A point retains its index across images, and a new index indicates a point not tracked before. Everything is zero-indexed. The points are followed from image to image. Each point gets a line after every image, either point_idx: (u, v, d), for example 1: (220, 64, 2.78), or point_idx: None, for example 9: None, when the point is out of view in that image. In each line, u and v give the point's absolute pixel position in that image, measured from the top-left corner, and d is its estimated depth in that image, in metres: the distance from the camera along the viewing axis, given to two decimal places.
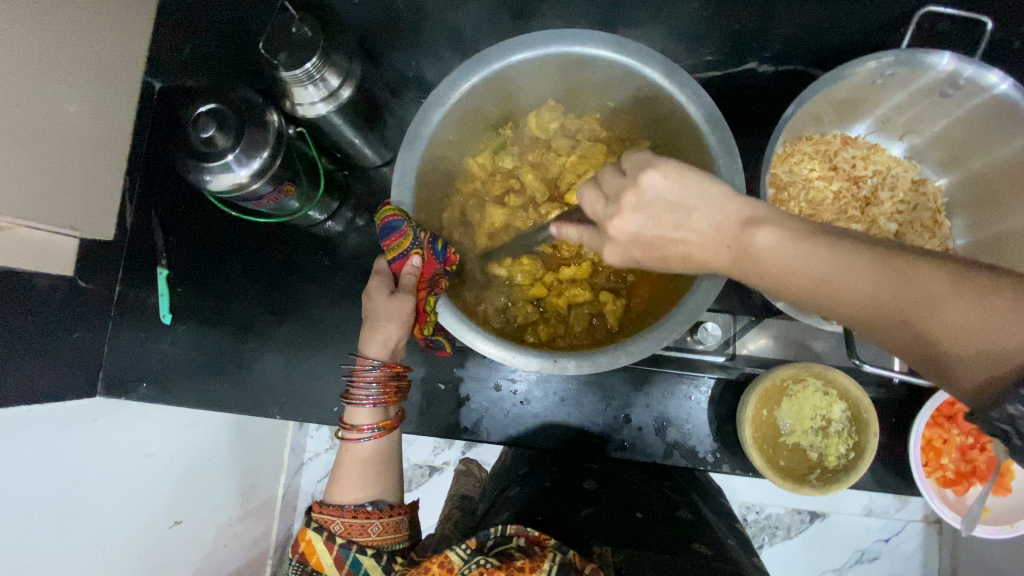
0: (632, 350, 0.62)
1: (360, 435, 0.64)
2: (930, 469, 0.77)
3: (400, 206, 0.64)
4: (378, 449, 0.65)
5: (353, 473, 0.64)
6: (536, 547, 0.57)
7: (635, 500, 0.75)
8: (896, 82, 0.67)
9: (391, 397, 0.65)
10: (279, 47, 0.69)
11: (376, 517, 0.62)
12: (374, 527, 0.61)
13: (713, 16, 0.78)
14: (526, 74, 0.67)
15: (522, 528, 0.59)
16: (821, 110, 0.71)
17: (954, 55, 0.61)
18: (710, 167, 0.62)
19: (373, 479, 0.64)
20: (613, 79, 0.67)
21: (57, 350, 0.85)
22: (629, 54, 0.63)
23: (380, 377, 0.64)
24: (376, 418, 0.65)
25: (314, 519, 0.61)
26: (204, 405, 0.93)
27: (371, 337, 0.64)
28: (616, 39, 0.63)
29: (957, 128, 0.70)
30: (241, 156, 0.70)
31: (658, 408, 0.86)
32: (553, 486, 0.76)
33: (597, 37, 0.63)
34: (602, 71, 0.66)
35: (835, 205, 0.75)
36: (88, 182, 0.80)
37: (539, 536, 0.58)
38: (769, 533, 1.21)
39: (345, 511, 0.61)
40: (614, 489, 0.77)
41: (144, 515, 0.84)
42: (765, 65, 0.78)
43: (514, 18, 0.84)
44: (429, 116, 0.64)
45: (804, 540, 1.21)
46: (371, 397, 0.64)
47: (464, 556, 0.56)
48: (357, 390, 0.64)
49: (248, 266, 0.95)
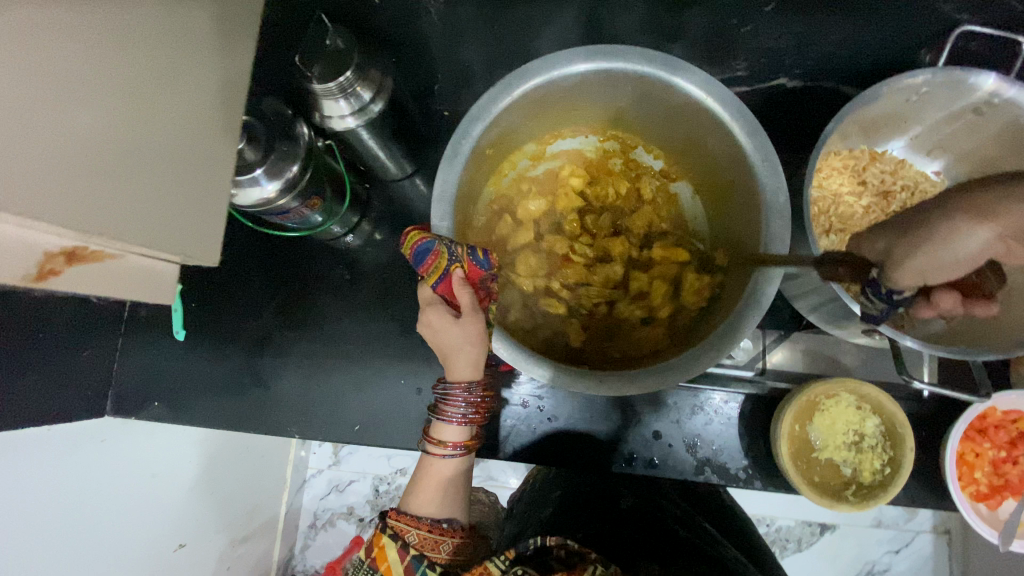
0: (676, 370, 0.61)
1: (445, 452, 0.62)
2: (964, 483, 0.77)
3: (436, 230, 0.61)
4: (458, 469, 0.63)
5: (432, 489, 0.62)
6: (576, 556, 0.57)
7: (669, 517, 0.78)
8: (933, 100, 0.67)
9: (480, 419, 0.62)
10: (313, 60, 0.68)
11: (448, 536, 0.60)
12: (446, 545, 0.59)
13: (749, 32, 0.79)
14: (567, 89, 0.67)
15: (560, 538, 0.59)
16: (856, 127, 0.72)
17: (998, 76, 0.62)
18: (758, 188, 0.62)
19: (449, 498, 0.62)
20: (654, 96, 0.67)
21: (66, 367, 0.81)
22: (676, 72, 0.63)
23: (474, 399, 0.61)
24: (463, 437, 0.63)
25: (389, 525, 0.59)
26: (218, 424, 0.90)
27: (455, 362, 0.61)
28: (661, 56, 0.63)
29: (990, 146, 0.71)
30: (270, 172, 0.68)
31: (688, 425, 0.85)
32: (592, 507, 0.79)
33: (644, 54, 0.63)
34: (643, 87, 0.66)
35: (865, 220, 0.77)
36: (169, 187, 0.55)
37: (578, 547, 0.58)
38: (780, 546, 1.20)
39: (421, 523, 0.59)
40: (649, 506, 0.81)
41: (146, 540, 0.81)
42: (795, 81, 0.78)
43: (548, 34, 0.84)
44: (470, 131, 0.63)
45: (814, 553, 1.20)
46: (460, 416, 0.61)
47: (501, 566, 0.56)
48: (448, 407, 0.62)
49: (266, 278, 0.92)
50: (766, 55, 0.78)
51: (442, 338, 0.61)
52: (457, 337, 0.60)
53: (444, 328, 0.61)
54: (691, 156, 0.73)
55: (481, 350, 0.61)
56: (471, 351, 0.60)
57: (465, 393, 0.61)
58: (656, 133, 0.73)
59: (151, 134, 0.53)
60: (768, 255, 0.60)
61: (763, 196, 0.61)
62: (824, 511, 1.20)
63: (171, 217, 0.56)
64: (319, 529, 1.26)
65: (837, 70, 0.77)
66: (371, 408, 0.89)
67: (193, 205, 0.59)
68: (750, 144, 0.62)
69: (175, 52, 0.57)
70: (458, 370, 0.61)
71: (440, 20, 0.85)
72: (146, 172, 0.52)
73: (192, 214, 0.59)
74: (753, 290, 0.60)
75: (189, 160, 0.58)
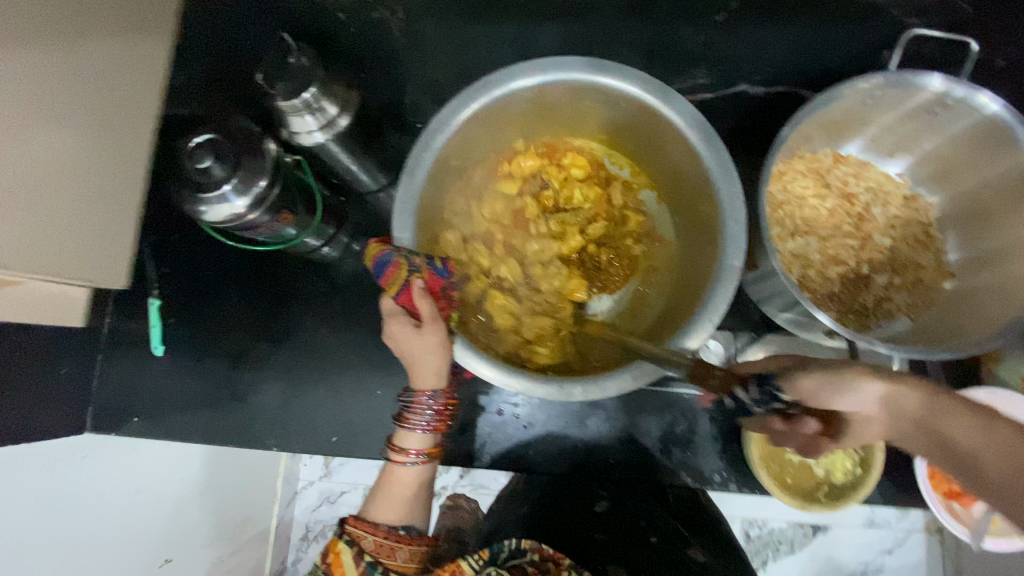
0: (554, 387, 0.61)
1: (407, 459, 0.62)
2: (937, 483, 0.77)
3: (397, 242, 0.62)
4: (420, 477, 0.64)
5: (393, 495, 0.63)
6: (551, 562, 0.60)
7: (638, 522, 0.83)
8: (886, 102, 0.69)
9: (444, 424, 0.63)
10: (276, 77, 0.69)
11: (405, 543, 0.60)
12: (401, 553, 0.60)
13: (706, 40, 0.80)
14: (554, 95, 0.68)
15: (536, 543, 0.60)
16: (815, 131, 0.73)
17: (944, 77, 0.63)
18: (715, 194, 0.63)
19: (410, 505, 0.63)
20: (635, 115, 0.68)
21: (44, 385, 0.81)
22: (653, 94, 0.64)
23: (439, 407, 0.63)
24: (425, 444, 0.64)
25: (346, 531, 0.59)
26: (197, 438, 0.90)
27: (418, 369, 0.62)
28: (644, 79, 0.64)
29: (945, 146, 0.72)
30: (238, 187, 0.69)
31: (662, 429, 0.85)
32: (569, 512, 0.84)
33: (628, 74, 0.65)
34: (623, 104, 0.67)
35: (829, 222, 0.78)
36: (100, 222, 0.77)
37: (552, 553, 0.60)
38: (772, 548, 1.20)
39: (378, 529, 0.60)
40: (622, 500, 0.85)
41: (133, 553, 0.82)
42: (756, 87, 0.79)
43: (511, 45, 0.85)
44: (430, 143, 0.65)
45: (807, 555, 1.19)
46: (425, 423, 0.63)
47: (475, 566, 0.58)
48: (412, 415, 0.63)
49: (243, 291, 0.92)
50: (723, 62, 0.79)
51: (405, 348, 0.63)
52: (420, 347, 0.62)
53: (407, 338, 0.62)
54: (655, 166, 0.74)
55: (443, 357, 0.62)
56: (436, 359, 0.62)
57: (428, 400, 0.62)
58: (642, 156, 0.74)
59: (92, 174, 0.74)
60: (725, 267, 0.61)
61: (720, 201, 0.62)
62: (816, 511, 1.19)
63: (88, 246, 0.76)
64: (310, 541, 1.25)
65: (797, 74, 0.79)
66: (350, 420, 0.90)
67: (112, 236, 0.79)
68: (705, 152, 0.63)
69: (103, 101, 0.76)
70: (422, 378, 0.62)
71: (404, 35, 0.86)
72: (86, 202, 0.73)
73: (110, 244, 0.78)
74: (710, 291, 0.61)
75: (117, 195, 0.79)
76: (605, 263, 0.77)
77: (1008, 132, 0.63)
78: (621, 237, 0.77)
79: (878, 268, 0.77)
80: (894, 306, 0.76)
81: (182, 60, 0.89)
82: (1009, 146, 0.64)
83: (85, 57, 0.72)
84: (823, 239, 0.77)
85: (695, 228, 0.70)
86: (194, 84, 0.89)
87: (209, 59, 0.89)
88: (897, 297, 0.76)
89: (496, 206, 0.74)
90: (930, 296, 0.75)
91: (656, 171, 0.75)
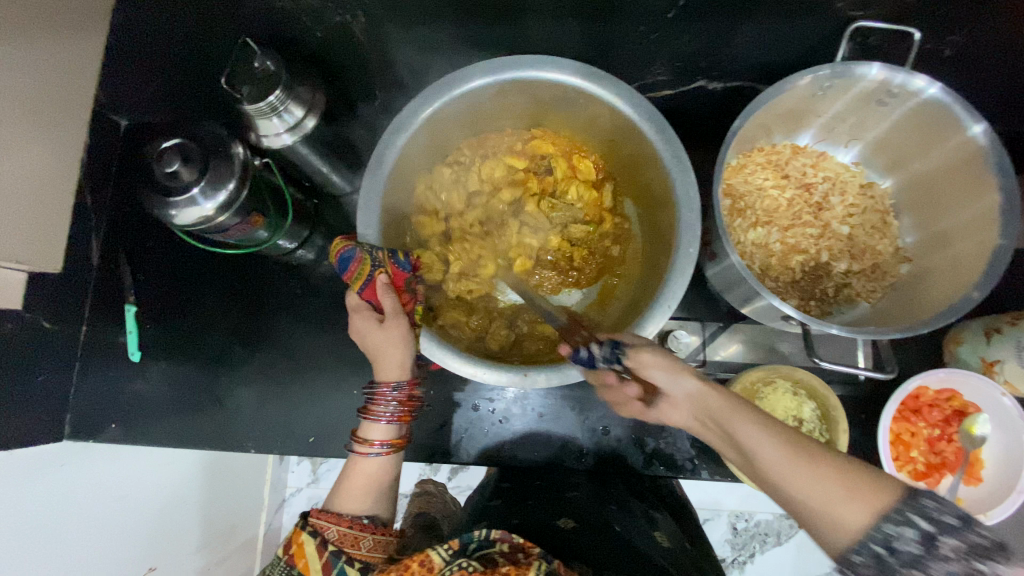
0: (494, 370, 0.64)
1: (370, 450, 0.64)
2: (901, 463, 0.79)
3: (361, 237, 0.64)
4: (384, 468, 0.65)
5: (358, 486, 0.64)
6: (521, 552, 0.56)
7: (611, 519, 0.73)
8: (835, 92, 0.71)
9: (407, 417, 0.65)
10: (242, 81, 0.71)
11: (369, 532, 0.61)
12: (366, 541, 0.60)
13: (661, 38, 0.83)
14: (545, 88, 0.69)
15: (505, 533, 0.58)
16: (769, 123, 0.75)
17: (882, 65, 0.66)
18: (670, 184, 0.65)
19: (374, 495, 0.64)
20: (605, 115, 0.70)
21: (20, 394, 0.81)
22: (621, 95, 0.66)
23: (402, 398, 0.64)
24: (388, 435, 0.66)
25: (309, 524, 0.59)
26: (178, 443, 0.90)
27: (381, 362, 0.64)
28: (613, 82, 0.66)
29: (896, 132, 0.75)
30: (207, 190, 0.70)
31: (635, 420, 0.87)
32: (537, 505, 0.75)
33: (599, 77, 0.67)
34: (592, 104, 0.69)
35: (789, 212, 0.79)
36: (44, 207, 0.77)
37: (522, 543, 0.57)
38: (759, 541, 1.10)
39: (342, 520, 0.60)
40: (597, 494, 0.79)
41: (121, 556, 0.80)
42: (714, 83, 0.84)
43: (474, 47, 0.87)
44: (392, 141, 0.67)
45: (794, 547, 1.10)
46: (389, 415, 0.64)
47: (445, 557, 0.55)
48: (376, 407, 0.64)
49: (218, 296, 0.93)
50: (680, 61, 0.83)
51: (368, 341, 0.65)
52: (381, 340, 0.64)
53: (369, 332, 0.64)
54: (624, 163, 0.76)
55: (406, 351, 0.64)
56: (398, 352, 0.64)
57: (391, 392, 0.64)
58: (620, 155, 0.75)
59: (52, 171, 0.78)
60: (674, 271, 0.63)
61: (675, 190, 0.65)
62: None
63: (39, 226, 0.77)
64: None
65: (752, 68, 0.83)
66: (328, 420, 0.91)
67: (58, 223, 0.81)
68: (659, 145, 0.65)
69: (55, 96, 0.77)
70: (387, 371, 0.64)
71: (368, 38, 0.87)
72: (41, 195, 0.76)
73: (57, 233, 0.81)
74: (666, 281, 0.64)
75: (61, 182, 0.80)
76: (582, 260, 0.77)
77: (949, 113, 0.66)
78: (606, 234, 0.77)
79: (838, 255, 0.79)
80: (853, 291, 0.78)
81: (136, 56, 0.89)
82: (953, 127, 0.67)
83: (50, 65, 0.76)
84: (783, 228, 0.79)
85: (660, 226, 0.71)
86: (163, 91, 0.91)
87: (165, 58, 0.90)
88: (857, 283, 0.78)
89: (486, 175, 0.76)
90: (887, 280, 0.78)
91: (622, 167, 0.77)
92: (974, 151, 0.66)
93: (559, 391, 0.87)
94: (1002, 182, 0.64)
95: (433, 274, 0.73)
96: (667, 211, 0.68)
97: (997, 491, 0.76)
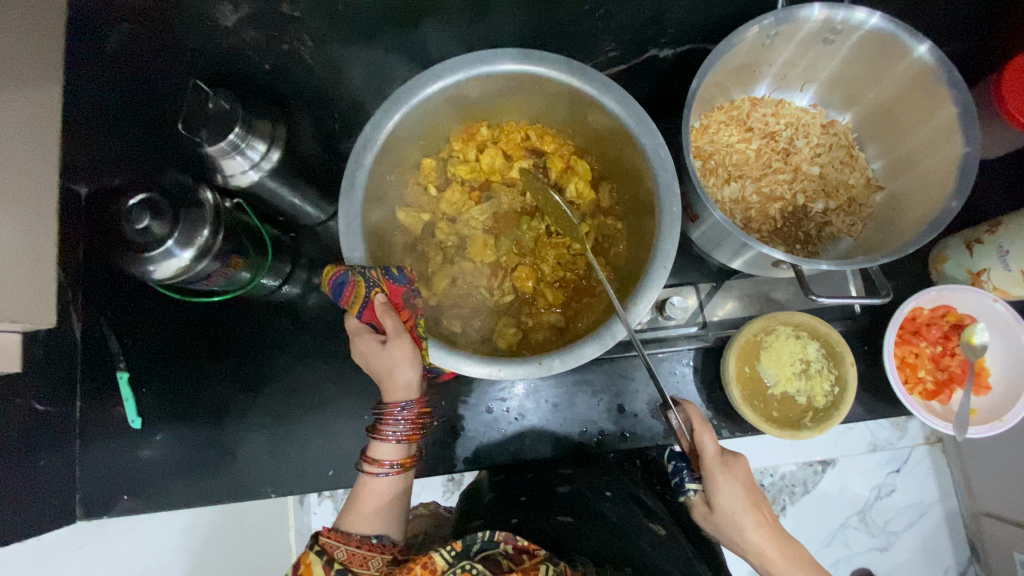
0: (507, 365, 0.64)
1: (380, 470, 0.63)
2: (910, 385, 0.80)
3: (349, 260, 0.64)
4: (394, 487, 0.64)
5: (369, 508, 0.63)
6: (524, 554, 0.55)
7: (605, 495, 0.76)
8: (782, 39, 0.73)
9: (416, 436, 0.64)
10: (198, 126, 0.71)
11: (377, 552, 0.59)
12: (375, 561, 0.58)
13: (606, 13, 0.85)
14: (508, 82, 0.70)
15: (509, 534, 0.56)
16: (724, 80, 0.77)
17: (822, 5, 0.68)
18: (640, 149, 0.66)
19: (384, 515, 0.63)
20: (564, 97, 0.71)
21: (22, 481, 0.78)
22: (574, 73, 0.67)
23: (411, 417, 0.64)
24: (398, 454, 0.65)
25: (318, 542, 0.57)
26: (194, 502, 0.88)
27: (387, 381, 0.64)
28: (563, 60, 0.67)
29: (847, 67, 0.77)
30: (182, 241, 0.69)
31: (648, 392, 0.87)
32: (530, 503, 0.74)
33: (551, 59, 0.67)
34: (550, 88, 0.70)
35: (759, 162, 0.81)
36: None
37: (526, 544, 0.56)
38: (787, 494, 1.06)
39: (351, 539, 0.58)
40: (587, 489, 0.76)
41: None
42: (663, 50, 0.86)
43: (425, 52, 0.88)
44: (362, 159, 0.66)
45: (821, 493, 1.06)
46: (397, 434, 0.63)
47: (448, 559, 0.53)
48: (385, 426, 0.64)
49: (211, 347, 0.91)
50: (627, 33, 0.85)
51: (374, 363, 0.65)
52: (385, 359, 0.64)
53: (374, 353, 0.65)
54: (595, 145, 0.77)
55: (412, 370, 0.64)
56: (403, 371, 0.64)
57: (401, 410, 0.64)
58: (589, 134, 0.76)
59: None
60: (660, 237, 0.64)
61: (646, 154, 0.66)
62: (822, 444, 1.06)
63: None
64: None
65: (699, 29, 0.85)
66: (344, 451, 0.89)
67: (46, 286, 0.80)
68: (621, 112, 0.66)
69: None
70: (394, 391, 0.64)
71: (317, 62, 0.88)
72: None
73: None
74: (656, 245, 0.65)
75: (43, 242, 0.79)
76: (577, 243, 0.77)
77: (893, 39, 0.68)
78: (601, 215, 0.78)
79: (813, 196, 0.80)
80: (835, 228, 0.80)
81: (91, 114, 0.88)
82: (899, 50, 0.69)
83: None
84: (756, 179, 0.80)
85: (641, 196, 0.71)
86: (119, 152, 0.89)
87: (114, 117, 0.88)
88: (837, 220, 0.80)
89: (467, 172, 0.77)
90: (866, 212, 0.80)
91: (588, 145, 0.78)
92: (923, 70, 0.68)
93: (568, 377, 0.88)
94: (954, 94, 0.66)
95: (433, 285, 0.74)
96: (647, 179, 0.68)
97: (1006, 396, 0.77)
